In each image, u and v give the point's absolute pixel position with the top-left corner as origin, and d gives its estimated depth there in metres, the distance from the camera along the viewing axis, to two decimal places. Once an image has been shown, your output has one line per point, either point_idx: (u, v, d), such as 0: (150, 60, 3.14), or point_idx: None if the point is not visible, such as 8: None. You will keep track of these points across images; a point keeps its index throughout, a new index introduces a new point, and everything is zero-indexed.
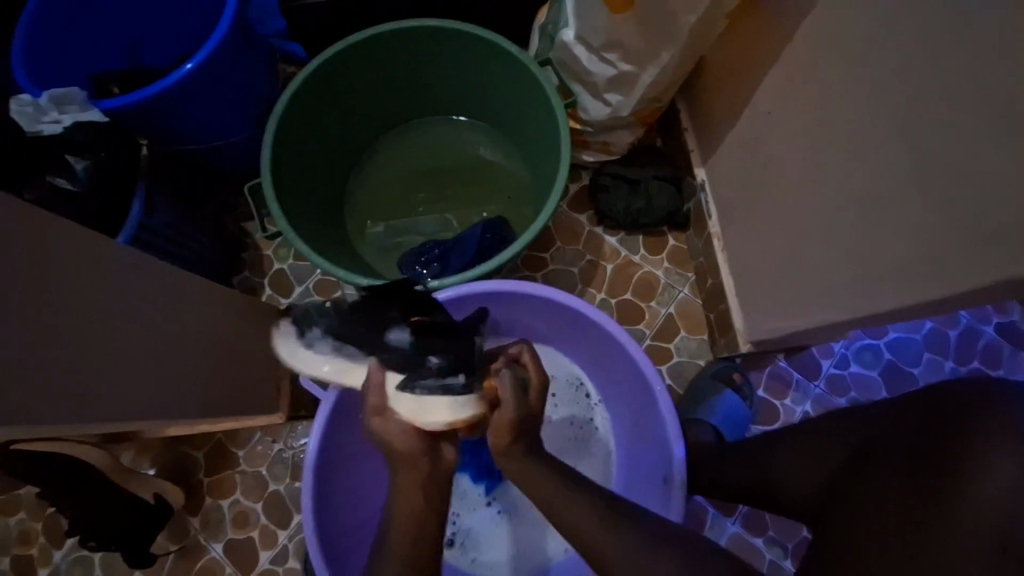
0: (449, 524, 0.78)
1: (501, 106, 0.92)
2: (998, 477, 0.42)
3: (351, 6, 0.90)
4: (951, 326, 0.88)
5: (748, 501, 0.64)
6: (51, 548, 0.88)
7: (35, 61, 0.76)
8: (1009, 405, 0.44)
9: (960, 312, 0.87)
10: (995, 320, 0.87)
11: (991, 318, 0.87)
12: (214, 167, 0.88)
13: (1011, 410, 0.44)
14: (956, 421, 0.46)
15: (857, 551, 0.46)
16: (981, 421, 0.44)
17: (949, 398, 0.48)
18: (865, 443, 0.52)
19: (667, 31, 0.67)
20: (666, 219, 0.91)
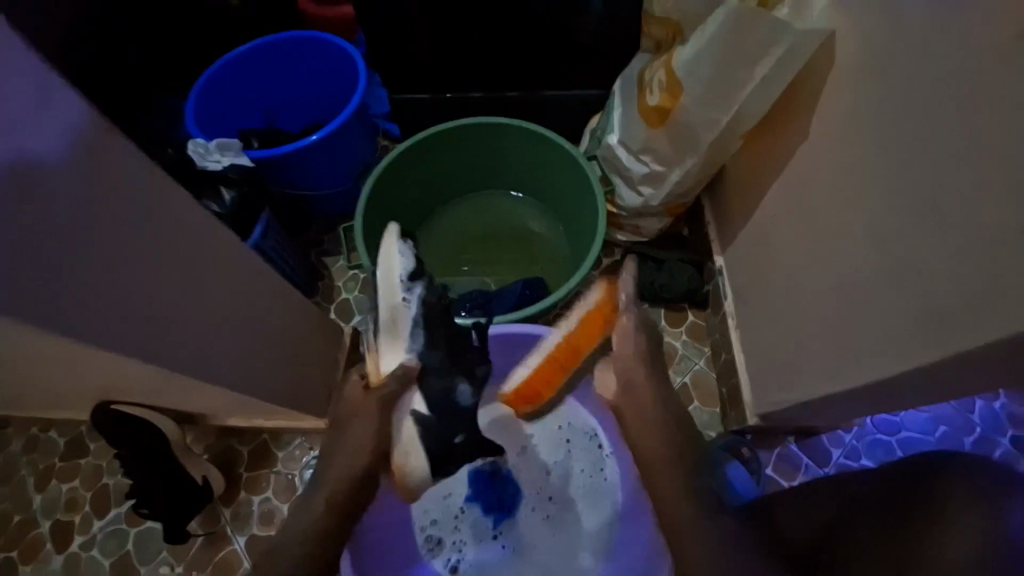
0: (455, 551, 0.83)
1: (551, 188, 1.10)
2: (954, 549, 0.46)
3: (443, 103, 1.15)
4: (967, 433, 0.89)
5: None
6: (92, 518, 0.93)
7: (209, 117, 1.02)
8: (971, 470, 0.48)
9: (975, 420, 0.90)
10: (1012, 433, 0.89)
11: (1009, 430, 0.89)
12: (315, 209, 1.09)
13: (972, 476, 0.48)
14: (927, 491, 0.49)
15: None
16: (944, 492, 0.48)
17: (925, 465, 0.51)
18: (849, 509, 0.56)
19: (691, 145, 0.82)
20: (686, 296, 1.02)
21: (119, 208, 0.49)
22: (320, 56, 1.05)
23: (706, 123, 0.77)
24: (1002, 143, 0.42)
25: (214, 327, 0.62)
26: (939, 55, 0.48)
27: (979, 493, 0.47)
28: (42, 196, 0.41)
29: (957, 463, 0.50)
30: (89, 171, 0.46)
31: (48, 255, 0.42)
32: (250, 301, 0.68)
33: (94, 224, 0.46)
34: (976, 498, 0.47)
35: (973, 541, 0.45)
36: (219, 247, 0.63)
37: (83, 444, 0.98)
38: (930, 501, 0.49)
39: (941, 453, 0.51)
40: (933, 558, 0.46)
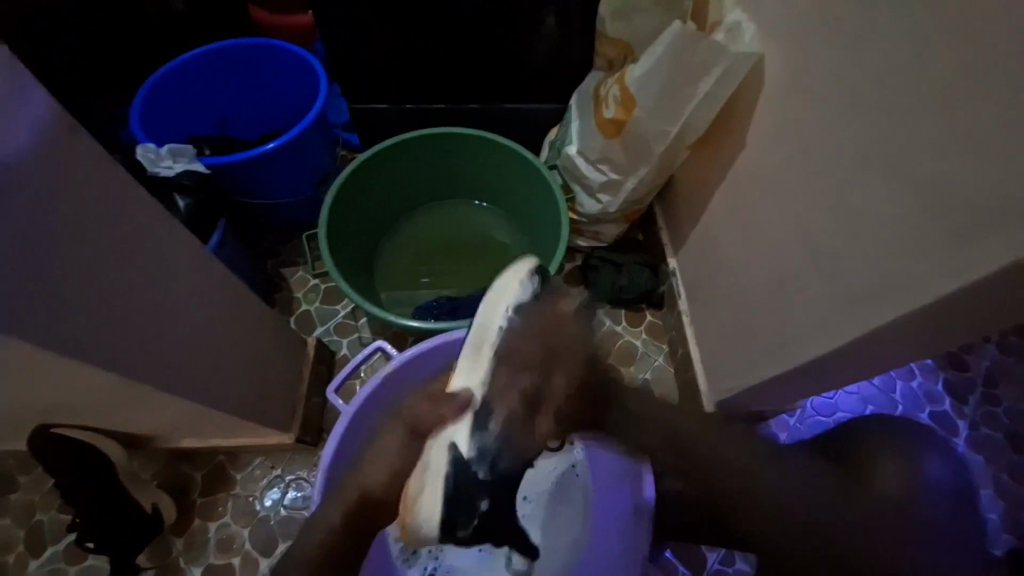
0: (432, 559, 0.82)
1: (513, 196, 1.13)
2: (890, 479, 0.66)
3: (404, 114, 1.16)
4: (892, 410, 1.01)
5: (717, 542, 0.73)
6: (22, 560, 0.84)
7: (156, 122, 0.98)
8: (877, 423, 0.72)
9: (897, 399, 1.01)
10: (928, 408, 1.01)
11: (925, 406, 1.01)
12: (272, 219, 1.06)
13: (876, 425, 0.72)
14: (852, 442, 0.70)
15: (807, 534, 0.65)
16: (868, 440, 0.70)
17: (870, 423, 0.72)
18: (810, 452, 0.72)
19: (644, 155, 0.89)
20: (644, 296, 1.08)
21: (78, 209, 0.46)
22: (276, 64, 1.04)
23: (657, 135, 0.84)
24: (901, 146, 0.51)
25: (175, 335, 0.59)
26: (850, 75, 0.57)
27: (915, 441, 0.69)
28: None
29: (882, 423, 0.72)
30: (47, 168, 0.43)
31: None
32: (212, 308, 0.66)
33: (50, 224, 0.44)
34: (901, 449, 0.68)
35: (891, 475, 0.66)
36: (181, 252, 0.60)
37: (10, 478, 0.89)
38: (871, 445, 0.69)
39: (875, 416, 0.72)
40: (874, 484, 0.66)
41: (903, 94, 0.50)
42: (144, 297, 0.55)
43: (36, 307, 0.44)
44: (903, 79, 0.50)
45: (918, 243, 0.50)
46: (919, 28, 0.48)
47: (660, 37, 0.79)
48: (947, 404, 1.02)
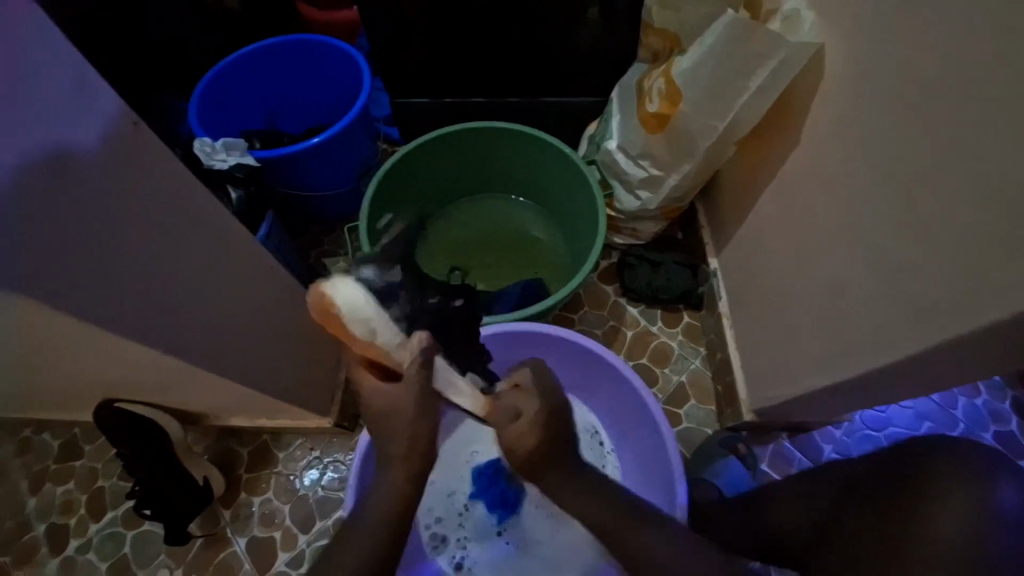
0: (459, 549, 0.84)
1: (551, 192, 1.12)
2: (938, 524, 0.48)
3: (444, 108, 1.17)
4: (951, 428, 0.93)
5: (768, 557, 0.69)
6: (88, 521, 0.92)
7: (214, 118, 1.04)
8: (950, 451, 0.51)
9: (958, 416, 0.94)
10: (993, 428, 0.93)
11: (990, 425, 0.93)
12: (318, 211, 1.10)
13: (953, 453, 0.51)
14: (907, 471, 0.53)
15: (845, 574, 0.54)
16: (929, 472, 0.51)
17: (934, 444, 0.53)
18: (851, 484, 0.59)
19: (688, 150, 0.85)
20: (682, 297, 1.05)
21: (138, 202, 0.49)
22: (322, 59, 1.07)
23: (703, 130, 0.81)
24: (979, 146, 0.46)
25: (227, 321, 0.63)
26: (920, 67, 0.52)
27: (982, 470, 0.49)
28: (65, 187, 0.42)
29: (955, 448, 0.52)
30: (112, 163, 0.46)
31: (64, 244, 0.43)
32: (258, 297, 0.69)
33: (115, 217, 0.47)
34: (962, 481, 0.49)
35: (946, 511, 0.49)
36: (235, 243, 0.64)
37: (77, 446, 0.97)
38: (922, 474, 0.52)
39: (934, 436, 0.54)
40: (918, 526, 0.50)
41: (978, 89, 0.46)
42: (199, 285, 0.58)
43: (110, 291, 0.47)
44: (979, 72, 0.46)
45: (990, 253, 0.45)
46: (997, 14, 0.43)
47: (711, 27, 0.75)
48: (1015, 424, 0.93)
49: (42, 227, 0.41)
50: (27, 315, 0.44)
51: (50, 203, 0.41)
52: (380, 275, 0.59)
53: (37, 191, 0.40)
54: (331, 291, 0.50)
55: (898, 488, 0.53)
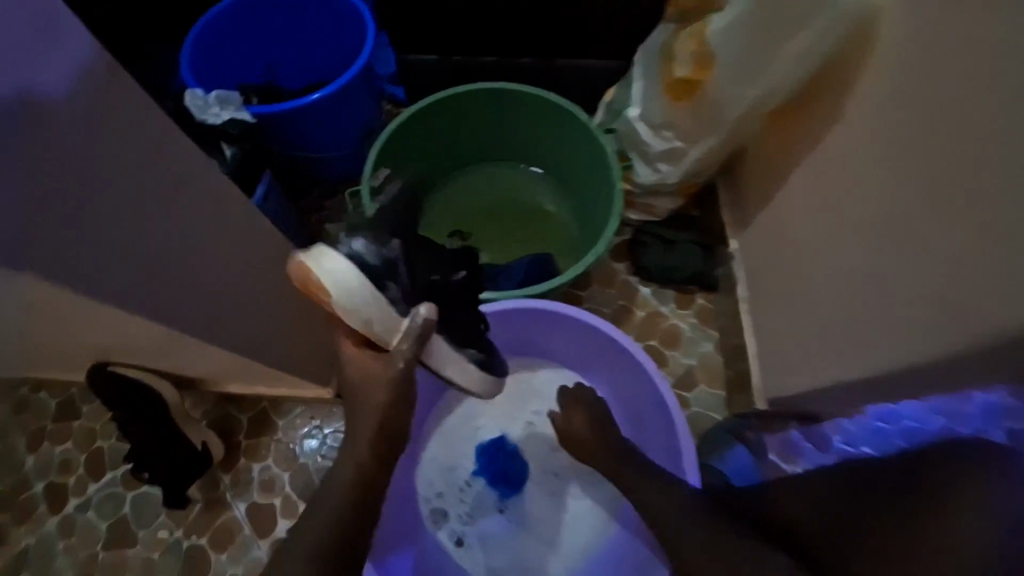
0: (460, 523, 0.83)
1: (567, 163, 1.06)
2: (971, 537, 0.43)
3: (455, 68, 1.10)
4: None
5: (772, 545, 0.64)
6: (87, 480, 0.92)
7: (207, 69, 0.97)
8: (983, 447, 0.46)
9: None
10: None
11: None
12: (318, 173, 1.05)
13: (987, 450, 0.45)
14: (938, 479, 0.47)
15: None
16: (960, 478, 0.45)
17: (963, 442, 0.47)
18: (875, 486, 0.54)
19: (716, 121, 0.79)
20: (697, 279, 1.01)
21: (122, 156, 0.45)
22: (324, 7, 0.99)
23: (735, 100, 0.75)
24: None
25: (222, 289, 0.59)
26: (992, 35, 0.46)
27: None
28: (35, 134, 0.37)
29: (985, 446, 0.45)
30: (91, 111, 0.42)
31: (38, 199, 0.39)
32: (254, 264, 0.65)
33: (96, 171, 0.43)
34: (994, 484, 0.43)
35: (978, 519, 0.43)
36: (229, 206, 0.60)
37: (74, 406, 0.96)
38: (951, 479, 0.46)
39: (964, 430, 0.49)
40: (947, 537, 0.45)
41: None
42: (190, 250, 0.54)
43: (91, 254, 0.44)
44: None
45: None
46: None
47: None
48: None
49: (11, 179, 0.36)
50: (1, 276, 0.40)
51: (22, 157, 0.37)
52: (374, 249, 0.51)
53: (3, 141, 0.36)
54: (312, 264, 0.46)
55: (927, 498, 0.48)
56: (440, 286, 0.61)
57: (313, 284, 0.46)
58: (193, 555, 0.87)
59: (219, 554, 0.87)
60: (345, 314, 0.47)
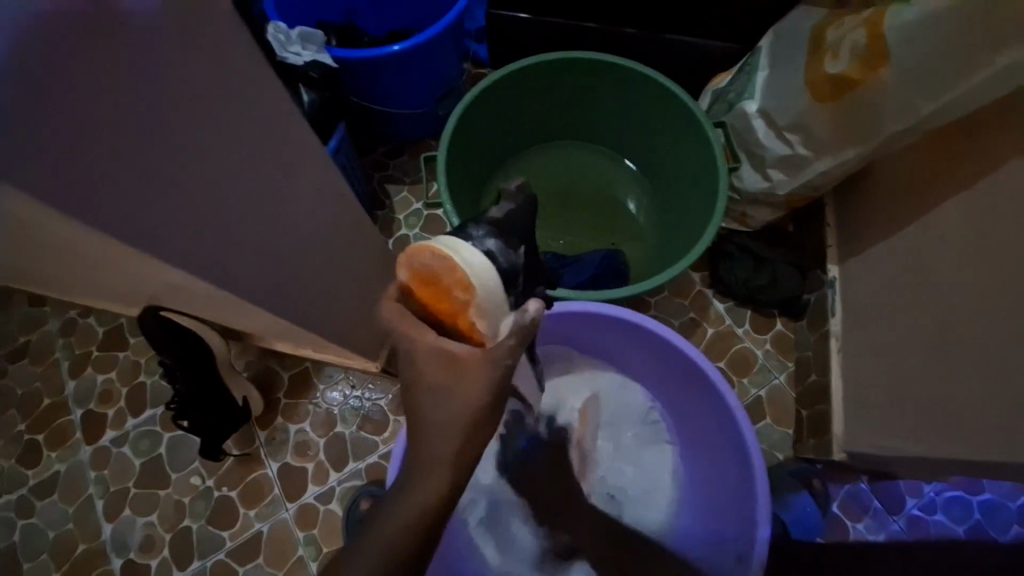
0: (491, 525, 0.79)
1: (663, 156, 0.95)
2: None
3: (546, 30, 0.98)
4: None
5: None
6: (125, 414, 0.91)
7: (289, 3, 0.89)
8: None
9: None
10: None
11: None
12: (389, 130, 0.98)
13: None
14: None
15: None
16: None
17: None
18: None
19: (861, 130, 0.68)
20: (783, 303, 0.91)
21: (198, 91, 0.38)
22: None
23: (897, 111, 0.63)
24: None
25: (286, 251, 0.54)
26: None
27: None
28: (106, 56, 0.30)
29: None
30: (173, 29, 0.34)
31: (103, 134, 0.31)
32: (319, 226, 0.59)
33: (168, 104, 0.35)
34: None
35: None
36: (303, 160, 0.52)
37: (121, 335, 0.96)
38: None
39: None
40: None
41: None
42: (257, 205, 0.47)
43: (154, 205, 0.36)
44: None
45: None
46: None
47: None
48: None
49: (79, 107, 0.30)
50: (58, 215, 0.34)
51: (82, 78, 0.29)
52: (504, 251, 0.42)
53: (51, 50, 0.27)
54: (457, 256, 0.40)
55: None
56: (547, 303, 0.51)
57: (454, 277, 0.40)
58: (222, 507, 0.86)
59: (248, 509, 0.86)
60: (480, 312, 0.40)
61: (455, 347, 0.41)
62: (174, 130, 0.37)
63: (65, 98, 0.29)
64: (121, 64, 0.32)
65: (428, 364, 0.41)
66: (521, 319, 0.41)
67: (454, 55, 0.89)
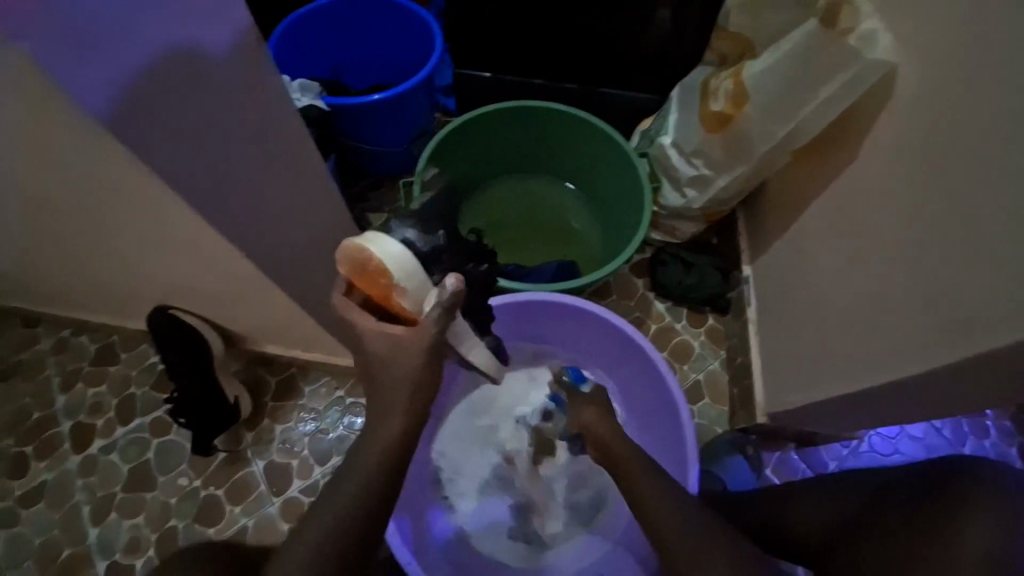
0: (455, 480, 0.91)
1: (602, 181, 1.14)
2: (977, 541, 0.51)
3: (503, 85, 1.20)
4: (961, 442, 0.97)
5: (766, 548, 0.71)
6: (115, 424, 0.97)
7: (286, 64, 1.08)
8: (986, 475, 0.54)
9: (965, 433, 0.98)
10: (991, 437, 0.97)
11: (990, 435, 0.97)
12: (371, 165, 1.15)
13: (988, 477, 0.54)
14: (951, 491, 0.54)
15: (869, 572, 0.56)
16: (969, 491, 0.53)
17: (958, 462, 0.56)
18: (877, 494, 0.61)
19: (742, 152, 0.89)
20: (711, 300, 1.08)
21: (246, 108, 0.52)
22: (392, 18, 1.09)
23: (764, 135, 0.84)
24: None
25: (289, 241, 0.66)
26: (983, 87, 0.54)
27: (1012, 498, 0.51)
28: (190, 78, 0.45)
29: (980, 465, 0.55)
30: (240, 65, 0.50)
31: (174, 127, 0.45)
32: (319, 226, 0.72)
33: (225, 116, 0.50)
34: (1002, 501, 0.52)
35: (987, 527, 0.51)
36: (314, 171, 0.67)
37: (113, 352, 1.02)
38: (966, 491, 0.53)
39: (969, 458, 0.56)
40: (956, 540, 0.52)
41: None
42: (273, 198, 0.61)
43: (202, 180, 0.50)
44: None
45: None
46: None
47: (790, 34, 0.78)
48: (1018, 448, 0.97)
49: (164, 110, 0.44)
50: (148, 190, 0.48)
51: (172, 87, 0.44)
52: (424, 239, 0.53)
53: (158, 74, 0.42)
54: (375, 250, 0.49)
55: (941, 506, 0.54)
56: (473, 273, 0.62)
57: (375, 266, 0.49)
58: (209, 505, 0.91)
59: (233, 507, 0.91)
60: (403, 294, 0.50)
61: (392, 327, 0.53)
62: (225, 133, 0.51)
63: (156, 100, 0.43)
64: (201, 85, 0.46)
65: (376, 340, 0.53)
66: (445, 294, 0.52)
67: (427, 104, 1.07)
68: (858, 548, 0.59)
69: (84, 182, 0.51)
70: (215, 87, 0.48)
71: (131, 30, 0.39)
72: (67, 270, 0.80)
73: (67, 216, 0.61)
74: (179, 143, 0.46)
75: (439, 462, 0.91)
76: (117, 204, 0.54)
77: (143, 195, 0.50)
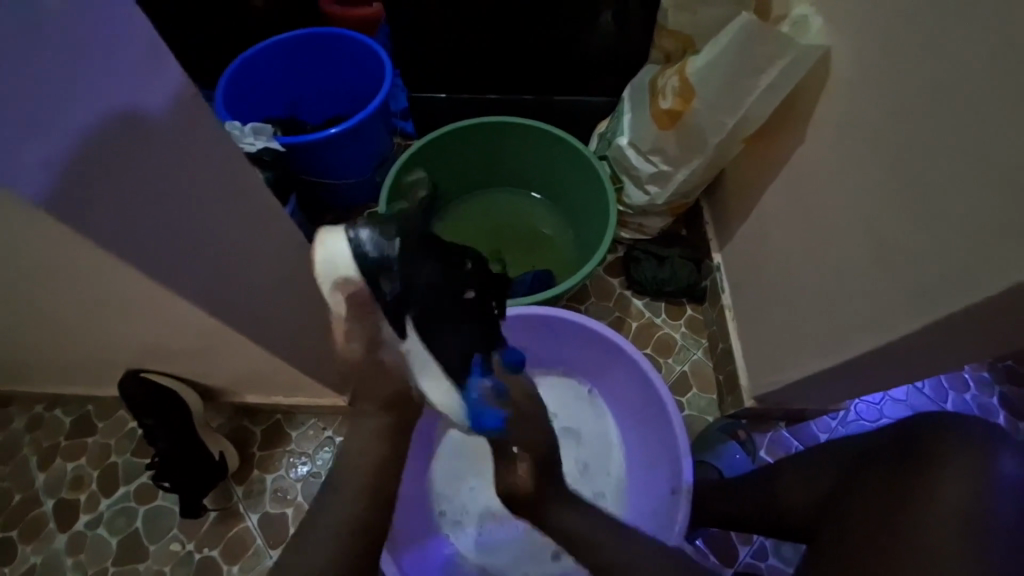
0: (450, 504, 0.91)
1: (567, 188, 1.15)
2: (948, 490, 0.51)
3: (459, 104, 1.21)
4: (944, 400, 0.99)
5: (773, 532, 0.72)
6: (98, 497, 0.93)
7: (239, 108, 1.06)
8: (957, 429, 0.54)
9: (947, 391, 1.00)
10: (970, 391, 1.00)
11: (970, 389, 1.00)
12: (336, 198, 1.14)
13: (959, 429, 0.54)
14: (924, 446, 0.55)
15: (851, 534, 0.56)
16: (943, 443, 0.54)
17: (931, 417, 0.57)
18: (860, 458, 0.62)
19: (697, 145, 0.90)
20: (686, 290, 1.09)
21: (194, 163, 0.51)
22: (339, 49, 1.09)
23: (715, 126, 0.85)
24: (966, 142, 0.51)
25: (253, 290, 0.65)
26: (918, 63, 0.56)
27: (977, 446, 0.53)
28: (136, 143, 0.44)
29: (954, 422, 0.55)
30: (182, 121, 0.49)
31: (122, 195, 0.44)
32: (285, 271, 0.71)
33: (173, 174, 0.49)
34: (974, 449, 0.53)
35: (964, 477, 0.51)
36: (272, 215, 0.66)
37: (89, 423, 0.98)
38: (937, 443, 0.54)
39: (934, 413, 0.58)
40: (926, 490, 0.52)
41: (966, 92, 0.50)
42: (233, 248, 0.60)
43: (157, 241, 0.49)
44: (968, 63, 0.50)
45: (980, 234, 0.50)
46: (996, 5, 0.47)
47: (730, 25, 0.80)
48: (996, 397, 1.00)
49: (110, 179, 0.43)
50: (94, 260, 0.47)
51: (113, 157, 0.42)
52: (374, 242, 0.59)
53: (100, 145, 0.41)
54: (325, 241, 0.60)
55: (916, 460, 0.55)
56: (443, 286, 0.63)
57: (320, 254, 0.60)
58: (205, 567, 0.88)
59: (231, 565, 0.88)
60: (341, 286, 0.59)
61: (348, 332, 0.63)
62: (176, 192, 0.50)
63: (101, 172, 0.42)
64: (147, 148, 0.46)
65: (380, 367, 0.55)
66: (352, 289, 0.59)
67: (383, 129, 1.06)
68: (840, 515, 0.59)
69: (30, 258, 0.50)
70: (161, 147, 0.47)
71: (69, 105, 0.38)
72: (30, 346, 0.77)
73: (20, 293, 0.59)
74: (122, 210, 0.45)
75: (435, 506, 0.90)
76: (69, 277, 0.53)
77: (90, 264, 0.48)
